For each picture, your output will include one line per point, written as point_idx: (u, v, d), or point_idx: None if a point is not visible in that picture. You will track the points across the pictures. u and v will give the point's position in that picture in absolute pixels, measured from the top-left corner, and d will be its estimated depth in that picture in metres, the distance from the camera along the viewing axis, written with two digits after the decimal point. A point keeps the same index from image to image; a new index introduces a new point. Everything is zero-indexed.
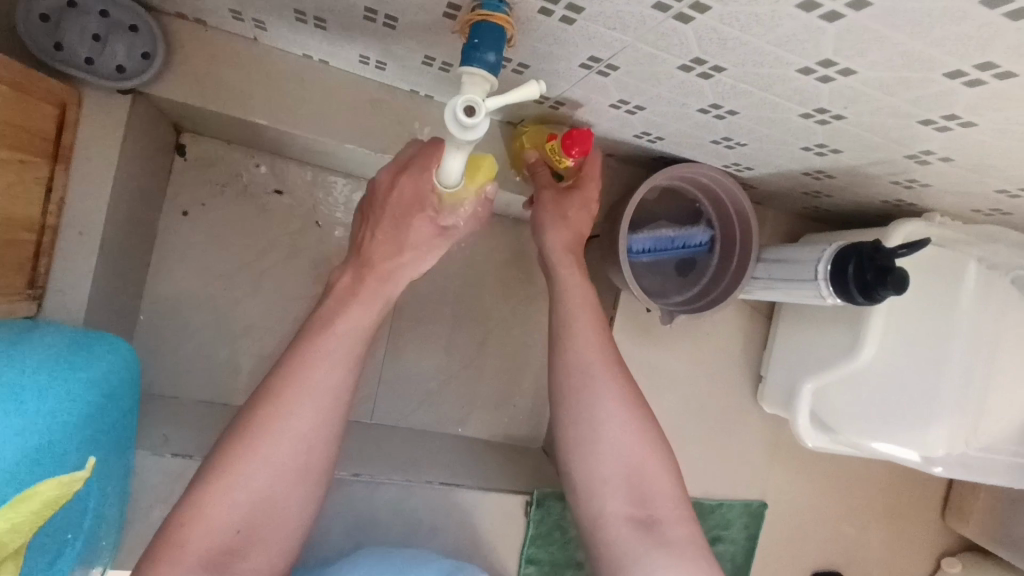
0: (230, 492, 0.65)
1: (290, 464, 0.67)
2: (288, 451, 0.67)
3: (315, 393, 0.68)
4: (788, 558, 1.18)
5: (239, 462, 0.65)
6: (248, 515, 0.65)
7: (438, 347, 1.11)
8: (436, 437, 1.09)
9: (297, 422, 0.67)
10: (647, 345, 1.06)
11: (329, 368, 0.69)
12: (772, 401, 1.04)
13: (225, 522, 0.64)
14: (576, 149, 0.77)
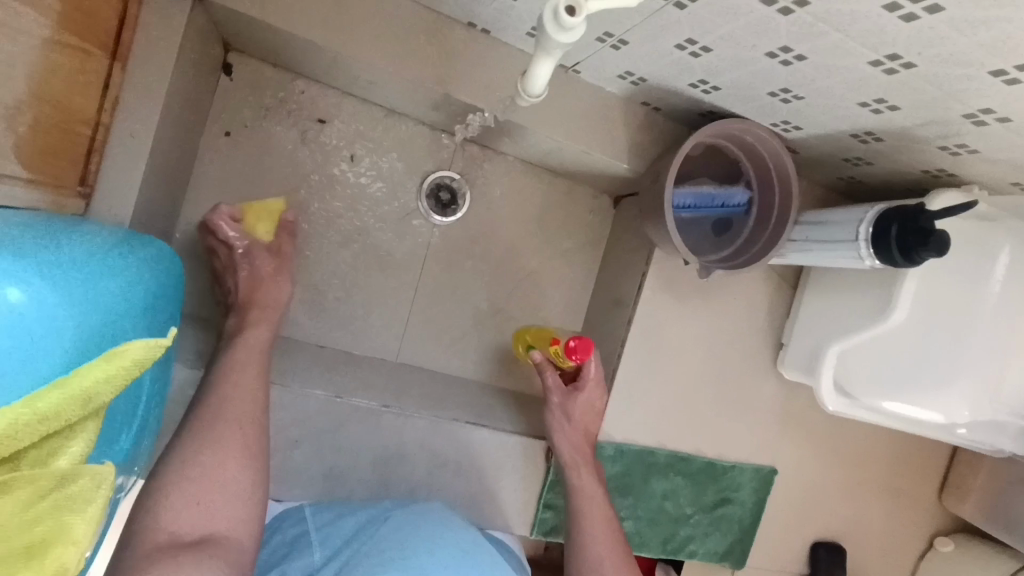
0: (183, 500, 0.71)
1: (239, 478, 0.74)
2: (237, 464, 0.75)
3: (235, 420, 0.77)
4: (791, 527, 1.21)
5: (195, 470, 0.72)
6: (204, 517, 0.71)
7: (464, 293, 1.12)
8: (458, 381, 1.10)
9: (233, 442, 0.76)
10: (675, 304, 1.07)
11: (234, 390, 0.80)
12: (794, 367, 1.07)
13: (183, 526, 0.69)
14: (576, 355, 0.94)
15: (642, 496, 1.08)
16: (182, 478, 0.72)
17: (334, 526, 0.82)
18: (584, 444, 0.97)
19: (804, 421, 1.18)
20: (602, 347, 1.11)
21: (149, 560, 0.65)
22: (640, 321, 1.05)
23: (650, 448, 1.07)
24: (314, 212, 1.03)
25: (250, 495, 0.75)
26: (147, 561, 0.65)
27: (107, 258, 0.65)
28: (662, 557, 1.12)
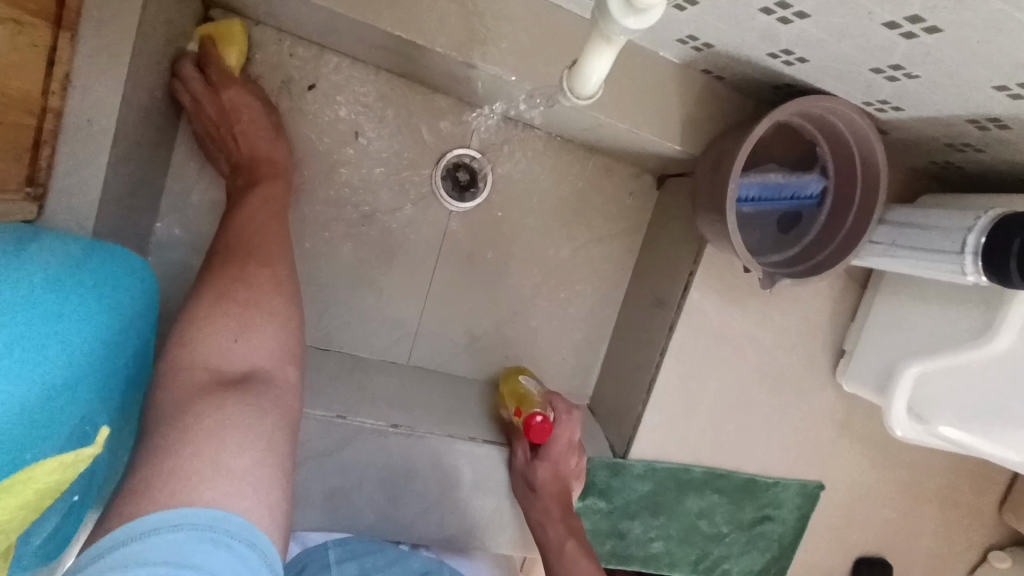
0: (212, 330, 0.62)
1: (275, 310, 0.66)
2: (269, 285, 0.67)
3: (267, 285, 0.67)
4: (833, 543, 1.13)
5: (212, 313, 0.63)
6: (237, 352, 0.62)
7: (482, 287, 1.01)
8: (475, 384, 1.01)
9: (266, 277, 0.68)
10: (725, 307, 0.94)
11: (268, 243, 0.72)
12: (860, 380, 0.94)
13: (209, 366, 0.59)
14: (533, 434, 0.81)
15: (675, 515, 1.00)
16: (203, 314, 0.62)
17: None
18: (558, 513, 0.86)
19: (859, 434, 1.07)
20: (636, 351, 1.00)
21: (186, 400, 0.56)
22: (683, 327, 0.93)
23: (686, 465, 0.98)
24: (319, 199, 0.91)
25: (286, 341, 0.66)
26: (186, 403, 0.55)
27: (45, 308, 0.55)
28: (693, 574, 1.06)
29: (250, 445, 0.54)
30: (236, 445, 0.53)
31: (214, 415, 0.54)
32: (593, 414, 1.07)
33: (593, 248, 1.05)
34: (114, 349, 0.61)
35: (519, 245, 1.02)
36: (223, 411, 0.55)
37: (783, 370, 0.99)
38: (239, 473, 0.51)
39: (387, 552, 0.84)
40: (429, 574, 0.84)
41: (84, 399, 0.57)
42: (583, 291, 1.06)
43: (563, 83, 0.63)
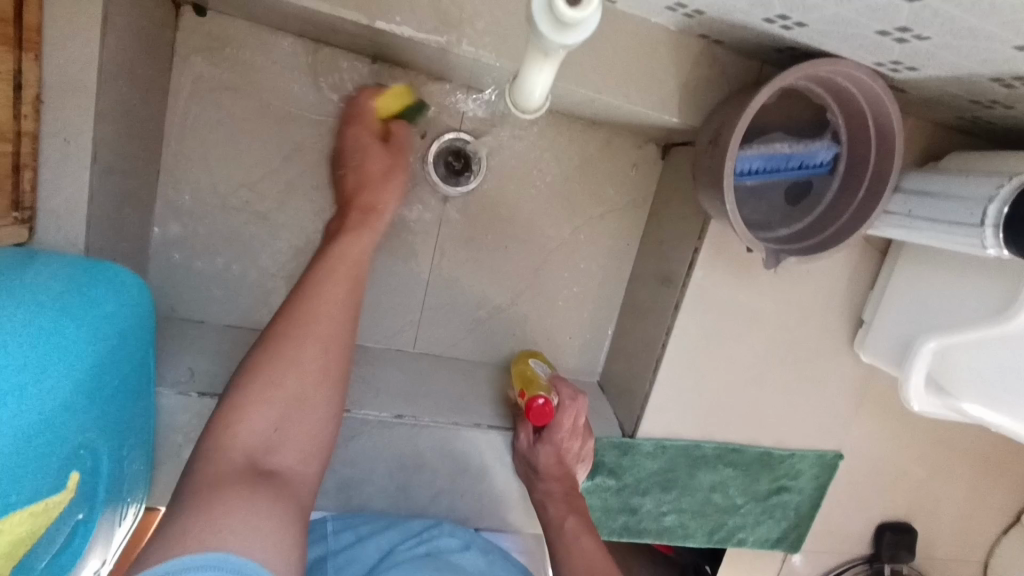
0: (252, 417, 0.58)
1: (317, 395, 0.62)
2: (308, 372, 0.61)
3: (314, 359, 0.62)
4: (854, 512, 1.11)
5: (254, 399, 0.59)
6: (274, 440, 0.59)
7: (485, 270, 1.00)
8: (481, 367, 1.02)
9: (319, 350, 0.62)
10: (735, 282, 0.91)
11: (328, 311, 0.64)
12: (878, 352, 0.91)
13: (243, 449, 0.57)
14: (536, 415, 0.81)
15: (687, 490, 0.99)
16: (245, 402, 0.58)
17: (358, 547, 0.77)
18: (560, 495, 0.85)
19: (880, 404, 1.03)
20: (642, 328, 0.99)
21: (217, 484, 0.53)
22: (689, 306, 0.90)
23: (696, 441, 0.97)
24: (312, 193, 0.92)
25: (326, 431, 0.62)
26: (213, 488, 0.53)
27: (46, 329, 0.54)
28: (708, 545, 1.06)
29: (266, 534, 0.51)
30: (257, 527, 0.51)
31: (233, 499, 0.52)
32: (602, 391, 1.07)
33: (596, 224, 1.03)
34: (113, 367, 0.62)
35: (518, 226, 1.00)
36: (249, 496, 0.53)
37: (798, 344, 0.96)
38: (248, 548, 0.49)
39: (384, 521, 0.82)
40: (428, 534, 0.80)
41: (81, 423, 0.56)
42: (587, 269, 1.04)
43: (506, 98, 0.70)
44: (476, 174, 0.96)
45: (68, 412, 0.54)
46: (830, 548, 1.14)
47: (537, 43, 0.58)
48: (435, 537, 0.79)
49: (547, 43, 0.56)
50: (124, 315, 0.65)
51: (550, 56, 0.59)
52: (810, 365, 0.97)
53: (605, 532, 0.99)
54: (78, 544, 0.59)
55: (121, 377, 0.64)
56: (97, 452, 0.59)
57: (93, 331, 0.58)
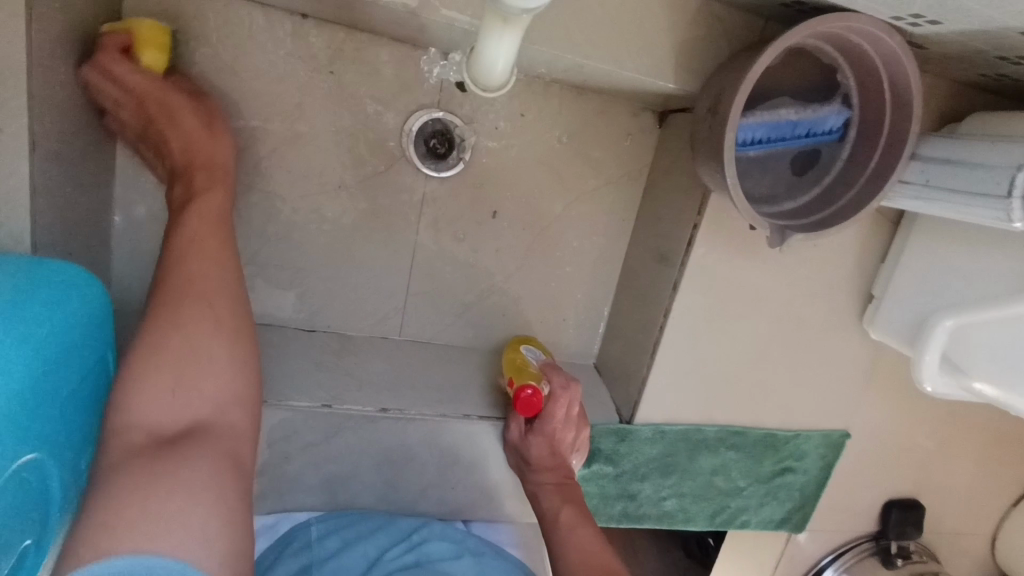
0: (140, 392, 0.53)
1: (205, 372, 0.57)
2: (183, 339, 0.57)
3: (193, 319, 0.58)
4: (860, 490, 1.08)
5: (140, 372, 0.54)
6: (177, 411, 0.54)
7: (472, 252, 0.95)
8: (472, 353, 0.98)
9: (195, 310, 0.58)
10: (737, 260, 0.85)
11: (204, 271, 0.62)
12: (888, 328, 0.86)
13: (142, 428, 0.52)
14: (525, 399, 0.77)
15: (688, 474, 0.96)
16: (141, 374, 0.54)
17: (345, 553, 0.76)
18: (557, 492, 0.81)
19: (889, 381, 0.98)
20: (638, 310, 0.94)
21: (122, 463, 0.49)
22: (687, 285, 0.85)
23: (697, 425, 0.94)
24: (285, 176, 0.86)
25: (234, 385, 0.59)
26: (119, 469, 0.48)
27: None
28: (710, 528, 1.03)
29: (186, 499, 0.48)
30: (165, 506, 0.47)
31: (147, 491, 0.47)
32: (599, 374, 1.03)
33: (588, 200, 0.97)
34: (64, 376, 0.57)
35: (505, 204, 0.94)
36: (157, 469, 0.49)
37: (805, 322, 0.91)
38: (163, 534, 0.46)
39: (370, 522, 0.82)
40: (417, 537, 0.80)
41: (25, 440, 0.52)
42: (580, 248, 0.99)
43: (467, 74, 0.66)
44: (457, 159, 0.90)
45: (12, 429, 0.50)
46: (836, 526, 1.12)
47: (497, 7, 0.54)
48: (425, 541, 0.80)
49: (508, 7, 0.52)
50: (79, 319, 0.60)
51: (511, 22, 0.56)
52: (816, 345, 0.93)
53: (603, 519, 0.96)
54: (32, 564, 0.55)
55: (74, 385, 0.60)
56: (47, 468, 0.55)
57: (38, 340, 0.54)
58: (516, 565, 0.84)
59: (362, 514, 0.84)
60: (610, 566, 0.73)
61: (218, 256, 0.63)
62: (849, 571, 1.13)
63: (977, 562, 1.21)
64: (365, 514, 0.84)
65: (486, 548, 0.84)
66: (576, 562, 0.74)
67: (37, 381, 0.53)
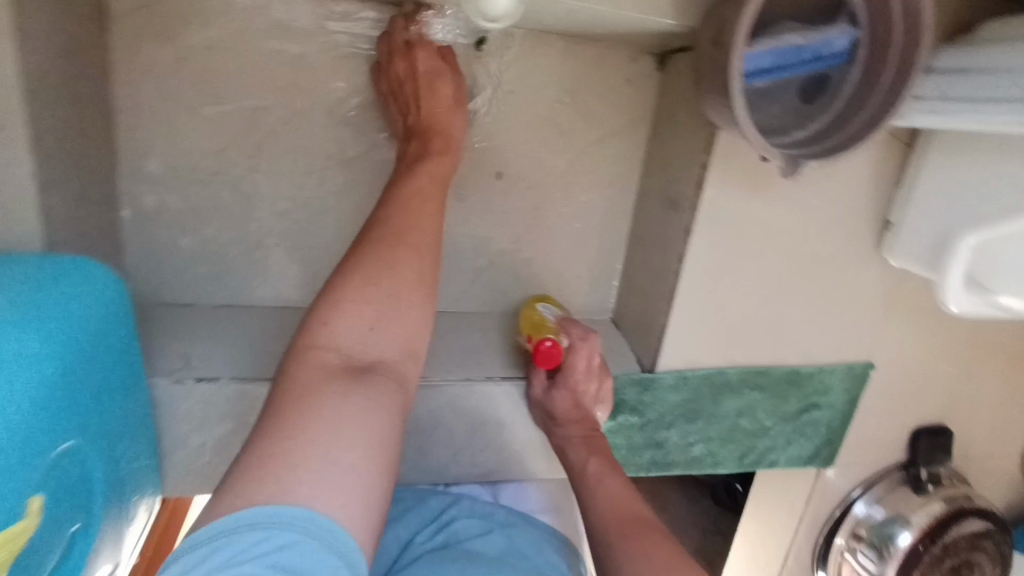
0: (343, 324, 0.58)
1: (379, 317, 0.60)
2: (392, 273, 0.61)
3: (410, 261, 0.63)
4: (887, 420, 1.08)
5: (358, 287, 0.60)
6: (364, 341, 0.58)
7: (480, 216, 0.94)
8: (488, 318, 0.98)
9: (410, 256, 0.63)
10: (750, 198, 0.83)
11: (425, 218, 0.68)
12: (908, 254, 0.84)
13: (342, 353, 0.57)
14: (545, 351, 0.78)
15: (713, 418, 0.96)
16: (349, 281, 0.60)
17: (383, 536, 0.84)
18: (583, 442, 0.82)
19: (911, 308, 0.97)
20: (653, 259, 0.93)
21: (316, 386, 0.54)
22: (702, 229, 0.84)
23: (719, 368, 0.94)
24: (285, 154, 0.84)
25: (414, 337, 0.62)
26: (312, 391, 0.53)
27: (6, 337, 0.49)
28: (739, 469, 1.04)
29: (340, 451, 0.50)
30: (328, 454, 0.50)
31: (321, 428, 0.51)
32: (616, 328, 1.03)
33: (593, 152, 0.95)
34: (89, 369, 0.57)
35: (509, 164, 0.93)
36: (342, 403, 0.53)
37: (823, 256, 0.90)
38: (325, 488, 0.48)
39: (402, 502, 0.87)
40: (446, 516, 0.85)
41: (57, 433, 0.52)
42: (588, 202, 0.98)
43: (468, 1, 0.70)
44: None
45: (43, 423, 0.50)
46: (865, 458, 1.12)
47: None
48: (454, 520, 0.84)
49: None
50: (97, 311, 0.60)
51: None
52: (835, 278, 0.92)
53: (633, 469, 0.97)
54: (77, 553, 0.56)
55: (109, 375, 0.61)
56: (82, 459, 0.56)
57: (60, 333, 0.54)
58: (548, 532, 0.88)
59: (394, 492, 0.88)
60: (639, 513, 0.75)
61: (428, 230, 0.67)
62: (880, 501, 1.12)
63: (1007, 480, 1.22)
64: (398, 491, 0.88)
65: (515, 516, 0.87)
66: (605, 511, 0.76)
67: (63, 374, 0.53)
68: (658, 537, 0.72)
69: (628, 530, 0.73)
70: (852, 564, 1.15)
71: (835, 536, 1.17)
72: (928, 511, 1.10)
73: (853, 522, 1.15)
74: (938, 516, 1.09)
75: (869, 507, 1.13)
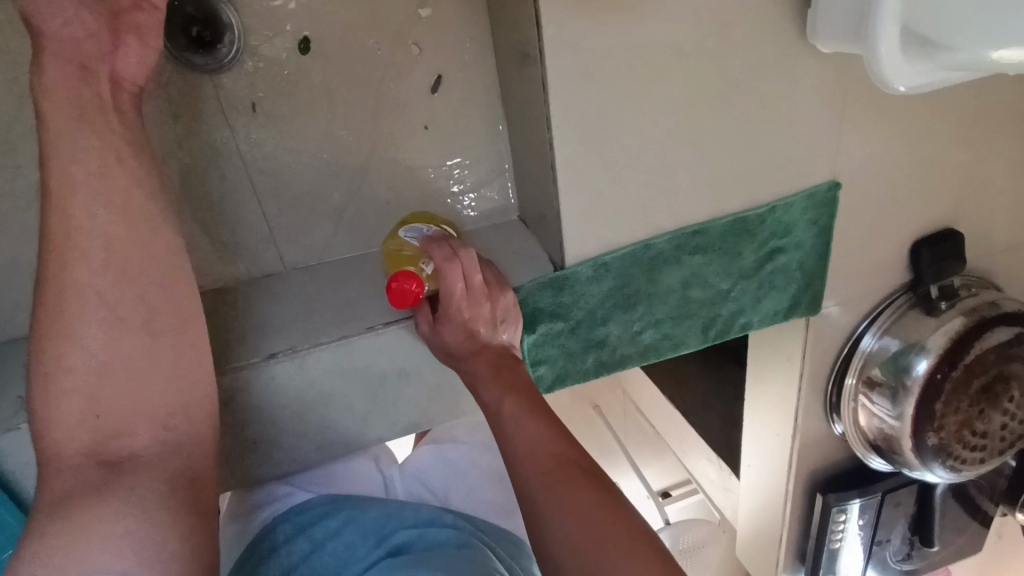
0: (69, 423, 0.55)
1: (129, 348, 0.57)
2: (103, 305, 0.56)
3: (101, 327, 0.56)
4: (878, 242, 0.90)
5: (74, 351, 0.55)
6: (110, 428, 0.56)
7: (317, 143, 0.78)
8: (372, 256, 0.84)
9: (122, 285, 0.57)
10: (610, 18, 0.63)
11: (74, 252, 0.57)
12: (838, 34, 0.64)
13: (86, 448, 0.55)
14: (399, 292, 0.64)
15: (655, 298, 0.82)
16: (60, 351, 0.55)
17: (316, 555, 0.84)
18: (489, 377, 0.70)
19: (872, 99, 0.76)
20: (529, 134, 0.75)
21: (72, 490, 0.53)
22: (561, 80, 0.65)
23: (644, 241, 0.77)
24: None
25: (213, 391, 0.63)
26: (72, 496, 0.52)
27: None
28: (707, 344, 0.90)
29: (129, 531, 0.52)
30: (111, 525, 0.52)
31: (98, 513, 0.52)
32: (525, 226, 0.88)
33: (426, 23, 0.76)
34: None
35: (328, 70, 0.75)
36: (110, 501, 0.53)
37: (734, 65, 0.69)
38: (125, 542, 0.51)
39: (343, 511, 0.88)
40: (387, 528, 0.87)
41: None
42: (443, 86, 0.80)
43: None
44: (229, 59, 0.71)
45: None
46: (862, 290, 0.95)
47: None
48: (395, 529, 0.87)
49: None
50: None
51: None
52: (757, 90, 0.72)
53: (578, 378, 0.85)
54: None
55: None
56: None
57: None
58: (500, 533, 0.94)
59: (330, 502, 0.89)
60: (563, 456, 0.65)
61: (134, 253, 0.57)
62: (890, 331, 0.96)
63: None
64: (333, 502, 0.90)
65: (463, 522, 0.91)
66: (526, 461, 0.65)
67: None
68: (587, 486, 0.62)
69: (557, 483, 0.62)
70: (869, 409, 1.00)
71: (846, 379, 1.02)
72: (945, 331, 0.92)
73: (863, 360, 1.00)
74: (958, 334, 0.91)
75: (879, 340, 0.97)
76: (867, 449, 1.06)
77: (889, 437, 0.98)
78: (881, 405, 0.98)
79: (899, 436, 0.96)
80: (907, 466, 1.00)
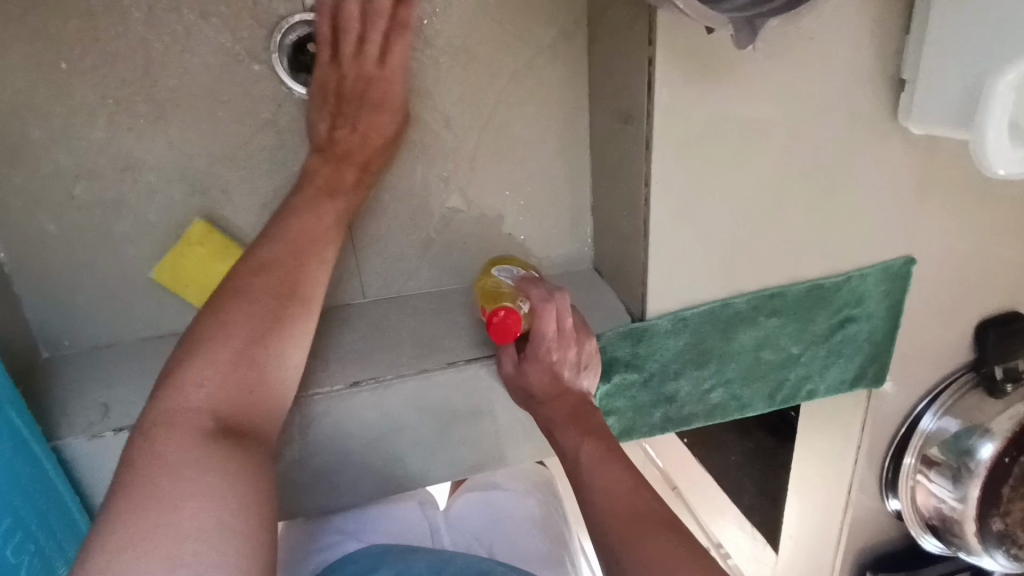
0: (202, 376, 0.55)
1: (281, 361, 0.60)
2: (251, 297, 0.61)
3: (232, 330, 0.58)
4: (945, 320, 0.90)
5: (226, 332, 0.58)
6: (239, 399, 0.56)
7: (409, 181, 0.81)
8: (450, 295, 0.86)
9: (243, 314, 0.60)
10: (715, 85, 0.66)
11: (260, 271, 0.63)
12: (940, 117, 0.66)
13: (215, 404, 0.55)
14: (497, 319, 0.66)
15: (728, 358, 0.82)
16: (220, 325, 0.59)
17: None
18: (569, 416, 0.70)
19: (952, 181, 0.79)
20: (619, 185, 0.78)
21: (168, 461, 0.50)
22: (665, 141, 0.68)
23: (724, 300, 0.79)
24: (168, 157, 0.74)
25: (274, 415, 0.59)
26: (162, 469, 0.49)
27: None
28: (773, 409, 0.89)
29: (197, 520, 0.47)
30: (197, 483, 0.49)
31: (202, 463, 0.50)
32: (599, 276, 0.90)
33: (528, 76, 0.80)
34: None
35: (432, 112, 0.79)
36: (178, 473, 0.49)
37: (823, 141, 0.72)
38: (203, 498, 0.48)
39: (391, 566, 0.81)
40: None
41: None
42: (535, 137, 0.83)
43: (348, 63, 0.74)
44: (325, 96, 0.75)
45: None
46: (925, 368, 0.94)
47: None
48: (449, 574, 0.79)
49: None
50: None
51: None
52: (844, 165, 0.74)
53: (644, 431, 0.84)
54: None
55: None
56: None
57: None
58: None
59: (379, 554, 0.83)
60: (643, 504, 0.62)
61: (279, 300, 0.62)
62: (950, 411, 0.95)
63: None
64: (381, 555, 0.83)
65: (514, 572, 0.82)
66: (605, 506, 0.63)
67: None
68: (671, 538, 0.59)
69: (635, 529, 0.60)
70: (928, 488, 0.99)
71: (903, 458, 1.00)
72: (1010, 415, 0.92)
73: (922, 440, 0.98)
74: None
75: (938, 421, 0.96)
76: (922, 529, 1.03)
77: (948, 518, 0.97)
78: (940, 485, 0.97)
79: (962, 519, 0.94)
80: (965, 549, 0.97)
